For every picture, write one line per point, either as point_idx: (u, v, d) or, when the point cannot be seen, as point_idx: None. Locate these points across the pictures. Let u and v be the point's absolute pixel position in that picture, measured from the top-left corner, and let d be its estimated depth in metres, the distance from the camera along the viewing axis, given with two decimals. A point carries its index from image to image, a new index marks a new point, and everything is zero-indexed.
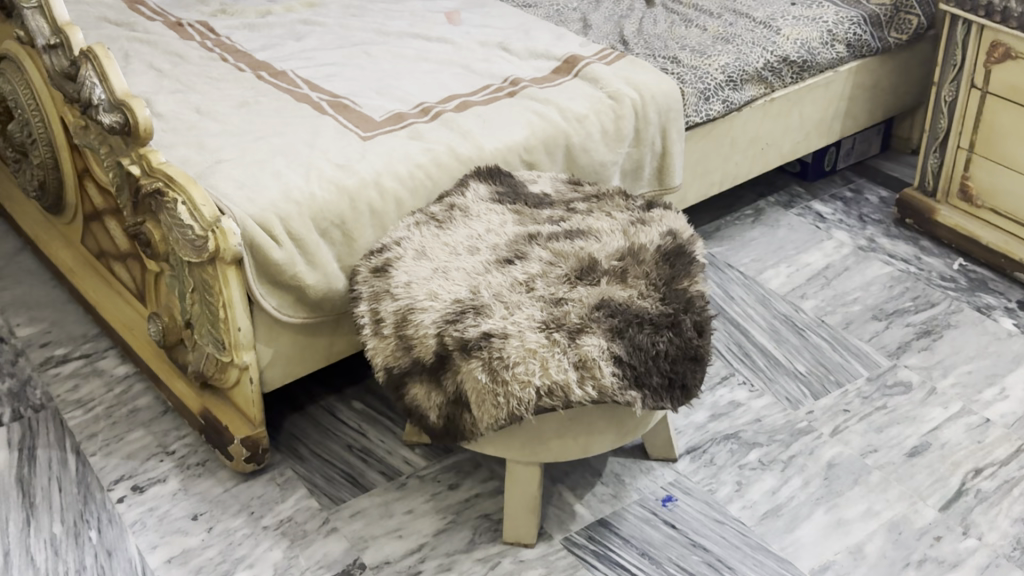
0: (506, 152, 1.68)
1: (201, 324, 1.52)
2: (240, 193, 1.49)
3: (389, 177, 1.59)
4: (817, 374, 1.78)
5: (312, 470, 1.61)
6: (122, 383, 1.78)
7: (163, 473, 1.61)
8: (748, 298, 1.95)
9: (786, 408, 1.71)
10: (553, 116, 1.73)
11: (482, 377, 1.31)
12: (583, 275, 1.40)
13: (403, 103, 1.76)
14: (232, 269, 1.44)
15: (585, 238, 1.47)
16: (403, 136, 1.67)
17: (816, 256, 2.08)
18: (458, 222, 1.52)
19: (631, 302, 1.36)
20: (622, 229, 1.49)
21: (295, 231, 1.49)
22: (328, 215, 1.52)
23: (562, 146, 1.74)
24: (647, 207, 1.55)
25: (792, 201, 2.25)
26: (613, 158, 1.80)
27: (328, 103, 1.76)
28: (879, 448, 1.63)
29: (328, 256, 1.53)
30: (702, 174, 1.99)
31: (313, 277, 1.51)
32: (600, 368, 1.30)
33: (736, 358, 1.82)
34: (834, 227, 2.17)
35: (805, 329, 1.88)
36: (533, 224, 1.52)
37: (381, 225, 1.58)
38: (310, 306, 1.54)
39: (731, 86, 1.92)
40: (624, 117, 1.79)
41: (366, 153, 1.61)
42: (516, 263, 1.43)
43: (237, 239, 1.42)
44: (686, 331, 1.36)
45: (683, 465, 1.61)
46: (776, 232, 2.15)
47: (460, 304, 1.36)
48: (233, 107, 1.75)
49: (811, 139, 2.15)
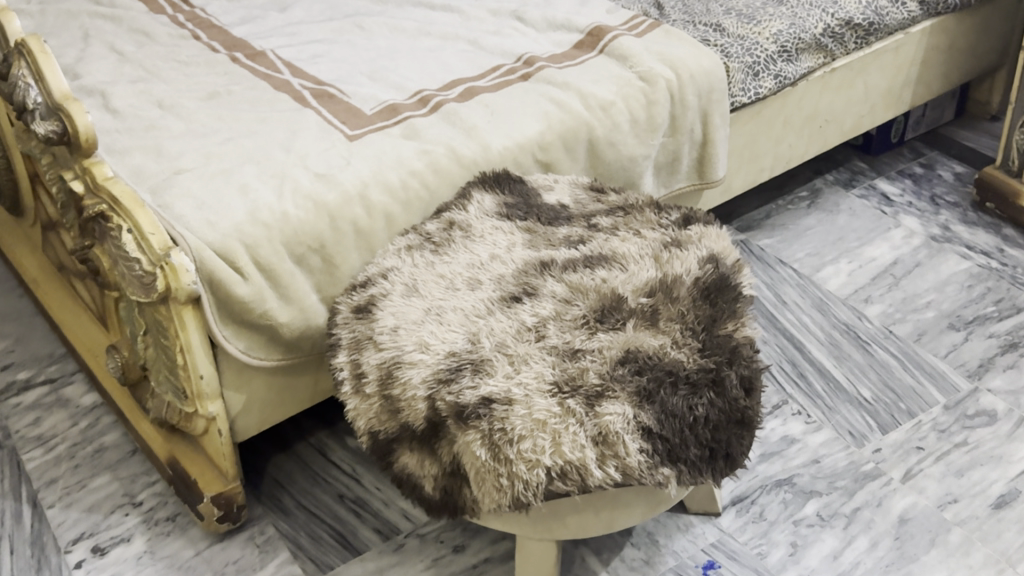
0: (518, 152, 1.43)
1: (158, 370, 1.29)
2: (198, 214, 1.25)
3: (377, 189, 1.34)
4: (884, 401, 1.53)
5: (297, 527, 1.39)
6: (89, 416, 1.58)
7: (128, 531, 1.40)
8: (803, 304, 1.70)
9: (849, 445, 1.46)
10: (574, 105, 1.47)
11: (481, 454, 1.08)
12: (605, 318, 1.16)
13: (399, 92, 1.51)
14: (189, 309, 1.21)
15: (608, 266, 1.22)
16: (396, 136, 1.42)
17: (881, 249, 1.81)
18: (458, 245, 1.28)
19: (663, 354, 1.12)
20: (654, 254, 1.24)
21: (264, 261, 1.26)
22: (304, 238, 1.29)
23: (583, 142, 1.47)
24: (685, 223, 1.29)
25: (853, 180, 1.98)
26: (645, 152, 1.53)
27: (311, 91, 1.52)
28: (959, 498, 1.39)
29: (306, 288, 1.30)
30: (751, 159, 1.71)
31: (286, 314, 1.28)
32: (625, 445, 1.06)
33: (789, 380, 1.57)
34: (902, 212, 1.89)
35: (869, 342, 1.63)
36: (547, 247, 1.27)
37: (368, 246, 1.34)
38: (285, 347, 1.31)
39: (784, 58, 1.64)
40: (657, 102, 1.51)
41: (350, 160, 1.36)
42: (524, 302, 1.19)
43: (191, 275, 1.19)
44: (731, 390, 1.11)
45: (728, 521, 1.37)
46: (834, 220, 1.88)
47: (456, 358, 1.13)
48: (200, 98, 1.51)
49: (877, 110, 1.86)
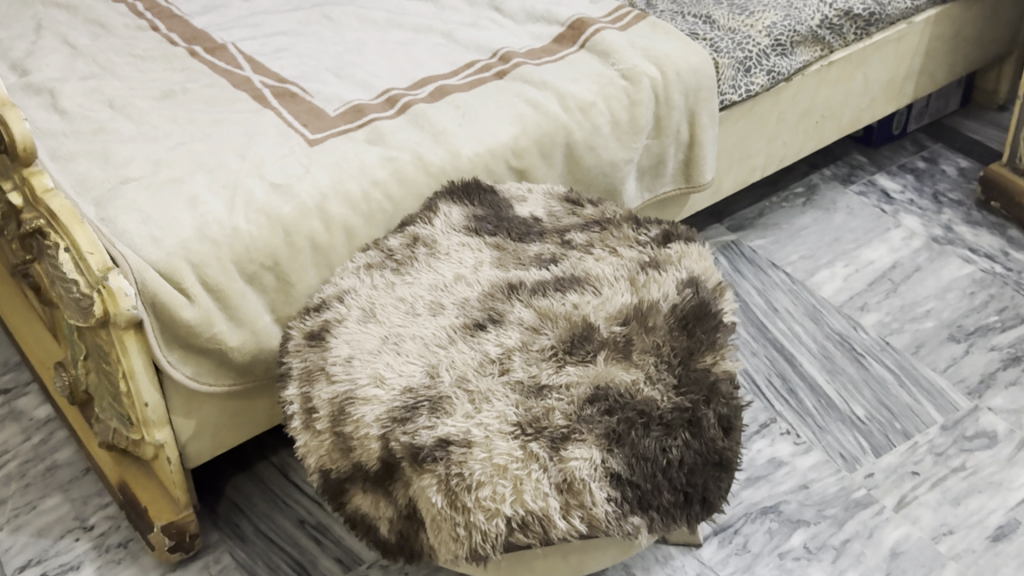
0: (490, 158, 1.34)
1: (102, 396, 1.21)
2: (143, 229, 1.17)
3: (336, 200, 1.25)
4: (878, 420, 1.45)
5: (254, 556, 1.32)
6: (42, 431, 1.50)
7: (77, 558, 1.33)
8: (795, 312, 1.62)
9: (839, 469, 1.39)
10: (550, 106, 1.38)
11: (436, 500, 1.00)
12: (574, 350, 1.07)
13: (365, 92, 1.42)
14: (131, 333, 1.12)
15: (580, 290, 1.14)
16: (359, 141, 1.33)
17: (879, 252, 1.72)
18: (421, 264, 1.19)
19: (636, 391, 1.04)
20: (629, 277, 1.15)
21: (212, 281, 1.17)
22: (256, 256, 1.20)
23: (560, 146, 1.38)
24: (664, 240, 1.20)
25: (852, 175, 1.88)
26: (627, 156, 1.43)
27: (272, 90, 1.43)
28: (955, 529, 1.31)
29: (258, 308, 1.22)
30: (742, 159, 1.62)
31: (237, 336, 1.20)
32: (591, 494, 0.98)
33: (778, 396, 1.49)
34: (903, 210, 1.80)
35: (864, 355, 1.54)
36: (516, 266, 1.18)
37: (327, 262, 1.26)
38: (237, 371, 1.23)
39: (778, 52, 1.54)
40: (640, 102, 1.42)
41: (309, 168, 1.28)
42: (488, 330, 1.10)
43: (131, 299, 1.10)
44: (708, 431, 1.03)
45: (709, 553, 1.29)
46: (831, 219, 1.79)
47: (413, 395, 1.05)
48: (154, 98, 1.42)
49: (877, 104, 1.76)
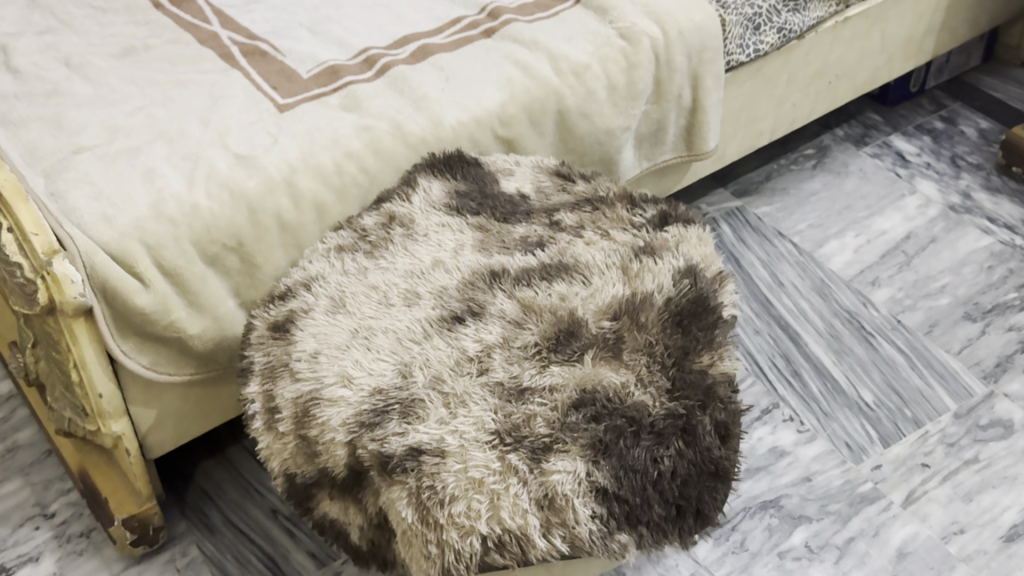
0: (474, 127, 1.24)
1: (53, 385, 1.12)
2: (94, 206, 1.07)
3: (306, 174, 1.16)
4: (887, 407, 1.36)
5: (222, 548, 1.24)
6: (3, 408, 1.42)
7: (36, 549, 1.26)
8: (802, 287, 1.52)
9: (845, 461, 1.30)
10: (542, 70, 1.27)
11: (406, 514, 0.91)
12: (559, 348, 0.99)
13: (341, 50, 1.31)
14: (80, 322, 1.04)
15: (569, 279, 1.05)
16: (334, 106, 1.23)
17: (892, 221, 1.62)
18: (397, 246, 1.10)
19: (626, 395, 0.95)
20: (622, 265, 1.06)
21: (168, 264, 1.08)
22: (218, 236, 1.11)
23: (552, 113, 1.28)
24: (661, 223, 1.11)
25: (865, 136, 1.78)
26: (624, 122, 1.33)
27: (242, 48, 1.32)
28: (966, 528, 1.23)
29: (221, 292, 1.13)
30: (749, 122, 1.51)
31: (197, 324, 1.11)
32: (575, 511, 0.90)
33: (781, 379, 1.40)
34: (918, 175, 1.70)
35: (874, 334, 1.45)
36: (499, 250, 1.09)
37: (296, 242, 1.17)
38: (199, 360, 1.14)
39: (790, 7, 1.42)
40: (640, 65, 1.31)
41: (278, 138, 1.18)
42: (467, 324, 1.01)
43: (77, 286, 1.01)
44: (704, 439, 0.94)
45: (704, 551, 1.21)
46: (841, 184, 1.69)
47: (383, 397, 0.96)
48: (114, 55, 1.31)
49: (894, 62, 1.65)
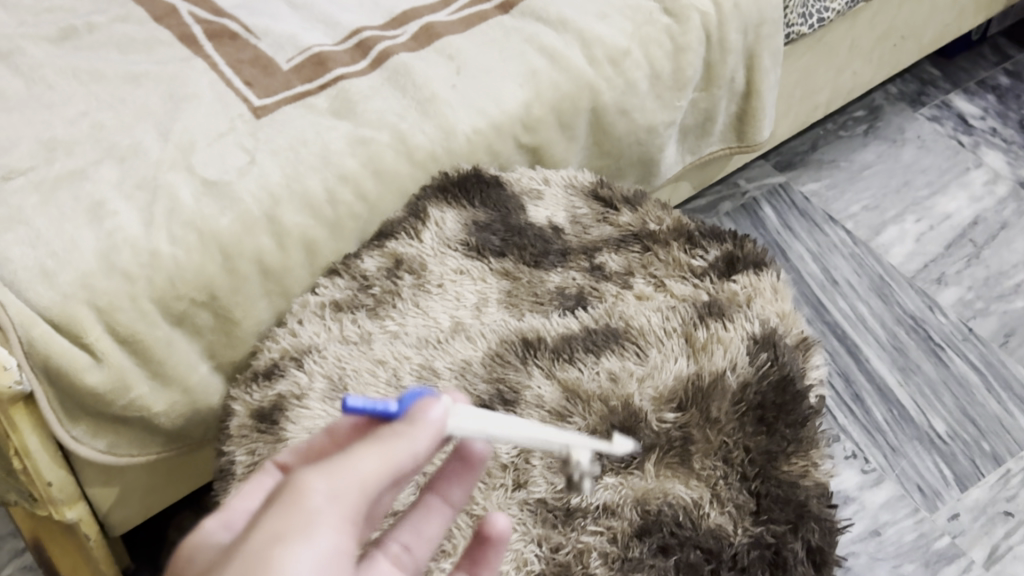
0: (492, 134, 1.03)
1: None
2: (30, 256, 0.84)
3: (291, 206, 0.95)
4: (962, 439, 1.19)
5: None
6: None
7: None
8: (858, 287, 1.34)
9: (918, 509, 1.13)
10: (573, 58, 1.05)
11: None
12: (614, 451, 0.80)
13: (328, 33, 1.09)
14: (20, 407, 0.84)
15: (621, 351, 0.86)
16: (322, 111, 1.01)
17: (957, 202, 1.43)
18: (406, 304, 0.90)
19: (700, 517, 0.77)
20: (684, 331, 0.87)
21: (125, 330, 0.87)
22: (187, 291, 0.90)
23: (584, 112, 1.07)
24: (728, 269, 0.92)
25: (922, 94, 1.58)
26: (668, 117, 1.13)
27: (207, 28, 1.09)
28: None
29: (192, 358, 0.93)
30: (803, 98, 1.31)
31: (163, 400, 0.91)
32: None
33: (841, 404, 1.22)
34: (984, 142, 1.51)
35: (943, 347, 1.27)
36: (531, 307, 0.90)
37: (281, 290, 0.97)
38: (167, 437, 0.95)
39: None
40: (687, 48, 1.09)
41: (255, 155, 0.95)
42: (498, 417, 0.82)
43: (13, 373, 0.81)
44: (797, 572, 0.76)
45: None
46: (898, 155, 1.49)
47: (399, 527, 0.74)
48: (50, 38, 1.07)
49: (964, 16, 1.43)
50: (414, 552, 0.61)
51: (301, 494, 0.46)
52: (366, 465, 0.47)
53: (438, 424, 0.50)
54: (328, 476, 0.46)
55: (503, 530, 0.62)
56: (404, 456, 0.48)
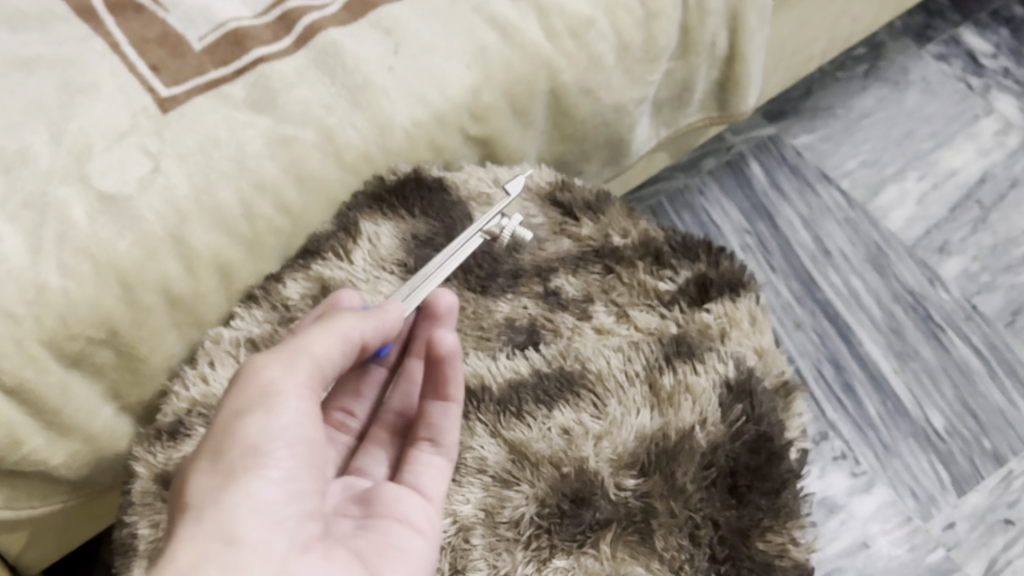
0: (434, 126, 0.90)
1: None
2: None
3: (201, 223, 0.81)
4: (961, 435, 1.13)
5: None
6: None
7: None
8: (854, 258, 1.26)
9: (911, 517, 1.07)
10: (531, 33, 0.91)
11: None
12: (567, 525, 0.68)
13: (247, 3, 0.89)
14: None
15: (576, 401, 0.74)
16: (239, 103, 0.83)
17: (963, 156, 1.35)
18: None
19: None
20: (648, 377, 0.76)
21: (12, 380, 0.73)
22: (83, 331, 0.76)
23: (541, 96, 0.95)
24: (702, 295, 0.83)
25: (930, 28, 1.50)
26: (637, 94, 1.01)
27: None
28: None
29: (93, 401, 0.81)
30: (794, 52, 1.17)
31: (62, 451, 0.80)
32: None
33: (831, 395, 1.15)
34: (995, 86, 1.43)
35: (944, 330, 1.21)
36: (475, 346, 0.80)
37: (193, 320, 0.85)
38: (75, 484, 0.85)
39: None
40: (661, 14, 0.96)
41: (160, 161, 0.79)
42: None
43: None
44: None
45: None
46: (902, 100, 1.41)
47: None
48: None
49: None
50: (407, 412, 0.77)
51: (264, 379, 0.60)
52: (314, 345, 0.62)
53: (381, 311, 0.67)
54: (280, 366, 0.61)
55: (453, 346, 0.71)
56: (346, 331, 0.64)
